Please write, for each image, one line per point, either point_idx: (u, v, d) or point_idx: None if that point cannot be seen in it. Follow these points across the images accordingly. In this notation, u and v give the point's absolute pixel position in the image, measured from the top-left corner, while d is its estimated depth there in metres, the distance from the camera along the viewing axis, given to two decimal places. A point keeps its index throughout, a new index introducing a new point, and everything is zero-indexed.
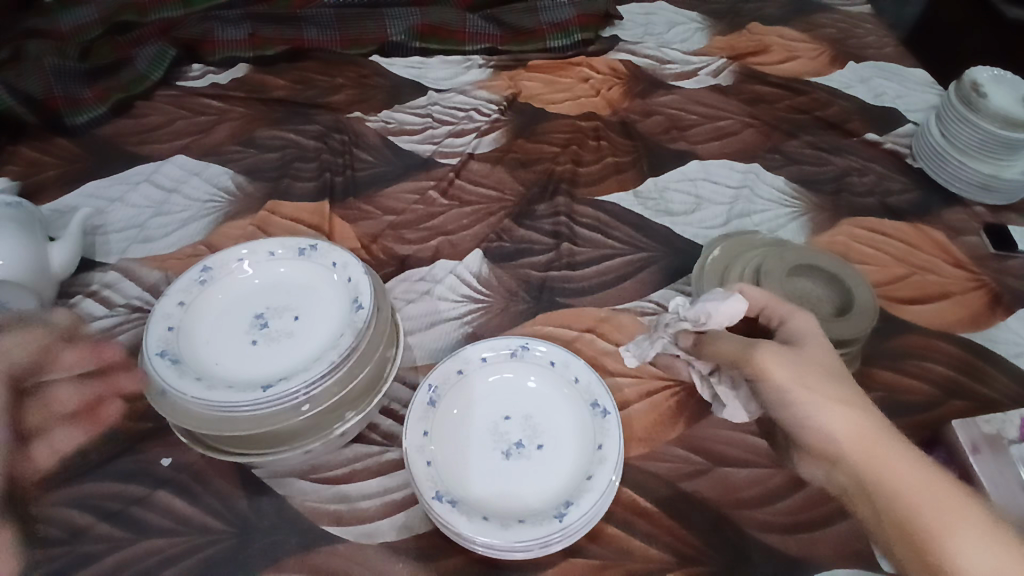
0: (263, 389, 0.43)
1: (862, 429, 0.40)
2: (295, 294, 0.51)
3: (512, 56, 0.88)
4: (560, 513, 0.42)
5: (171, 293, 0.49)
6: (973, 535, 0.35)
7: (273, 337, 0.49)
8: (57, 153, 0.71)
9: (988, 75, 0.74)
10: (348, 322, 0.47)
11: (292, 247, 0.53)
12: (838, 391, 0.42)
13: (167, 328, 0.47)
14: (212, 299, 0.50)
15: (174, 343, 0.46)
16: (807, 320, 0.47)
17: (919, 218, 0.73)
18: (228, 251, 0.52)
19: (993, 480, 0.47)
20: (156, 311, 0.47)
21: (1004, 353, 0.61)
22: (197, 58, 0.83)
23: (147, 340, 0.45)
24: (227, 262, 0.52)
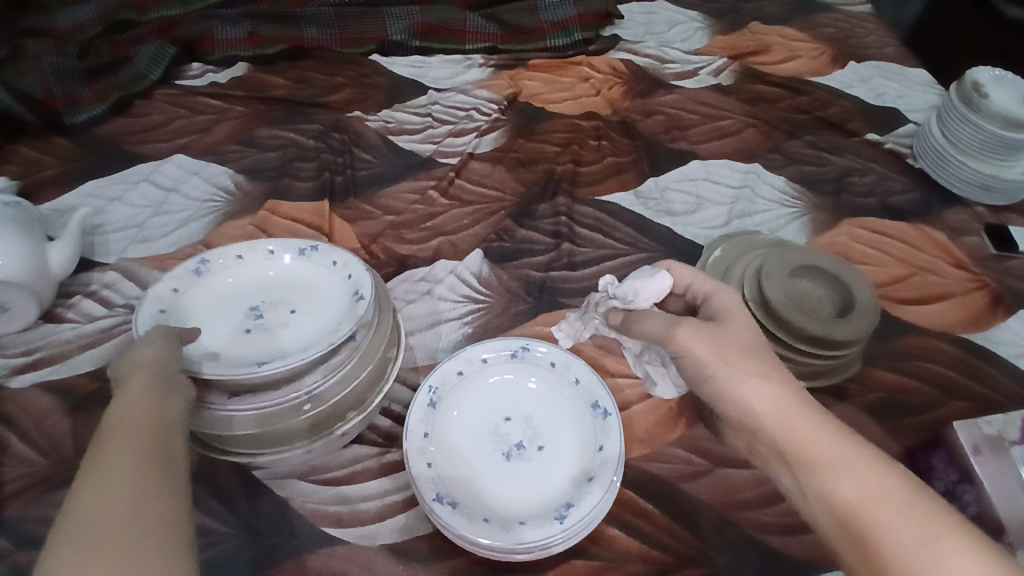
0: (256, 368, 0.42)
1: (779, 404, 0.41)
2: (292, 291, 0.51)
3: (512, 55, 0.87)
4: (561, 516, 0.42)
5: (166, 279, 0.48)
6: (890, 501, 0.35)
7: (267, 328, 0.48)
8: (57, 152, 0.70)
9: (988, 75, 0.74)
10: (346, 314, 0.46)
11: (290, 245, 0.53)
12: (760, 366, 0.43)
13: (158, 309, 0.46)
14: (207, 291, 0.50)
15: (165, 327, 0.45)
16: (730, 297, 0.48)
17: (920, 218, 0.73)
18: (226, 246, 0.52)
19: (993, 481, 0.47)
20: (149, 293, 0.47)
21: (1005, 354, 0.61)
22: (197, 58, 0.82)
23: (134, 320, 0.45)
24: (223, 255, 0.52)
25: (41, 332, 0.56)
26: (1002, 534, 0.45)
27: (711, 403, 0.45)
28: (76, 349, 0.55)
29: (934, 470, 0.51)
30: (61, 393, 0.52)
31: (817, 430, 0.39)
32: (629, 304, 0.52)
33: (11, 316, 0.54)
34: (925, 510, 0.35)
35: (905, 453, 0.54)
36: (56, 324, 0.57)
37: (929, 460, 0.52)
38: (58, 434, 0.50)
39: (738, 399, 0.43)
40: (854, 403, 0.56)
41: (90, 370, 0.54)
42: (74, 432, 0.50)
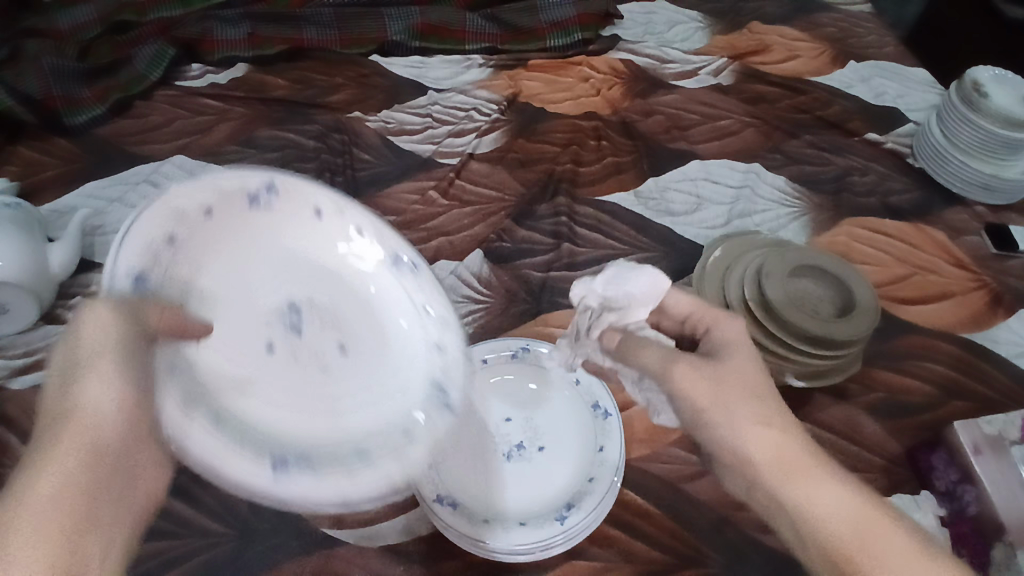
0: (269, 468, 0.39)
1: (780, 453, 0.41)
2: (351, 313, 0.48)
3: (512, 56, 0.87)
4: (562, 516, 0.43)
5: (198, 193, 0.42)
6: (865, 543, 0.37)
7: (297, 354, 0.46)
8: (57, 153, 0.70)
9: (989, 74, 0.73)
10: (405, 424, 0.43)
11: (372, 225, 0.48)
12: (757, 406, 0.42)
13: (166, 237, 0.41)
14: (255, 225, 0.46)
15: (164, 260, 0.40)
16: (732, 328, 0.46)
17: (921, 218, 0.73)
18: (306, 181, 0.46)
19: (993, 481, 0.49)
20: (173, 201, 0.41)
21: (1006, 354, 0.62)
22: (197, 58, 0.81)
23: (127, 248, 0.39)
24: (306, 199, 0.47)
25: (42, 333, 0.56)
26: (1002, 533, 0.48)
27: (704, 445, 0.45)
28: None
29: (935, 470, 0.52)
30: None
31: (818, 481, 0.39)
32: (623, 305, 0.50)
33: (10, 317, 0.54)
34: (902, 550, 0.36)
35: (905, 454, 0.54)
36: (56, 325, 0.57)
37: (930, 460, 0.53)
38: None
39: (737, 445, 0.42)
40: (854, 403, 0.57)
41: None
42: None
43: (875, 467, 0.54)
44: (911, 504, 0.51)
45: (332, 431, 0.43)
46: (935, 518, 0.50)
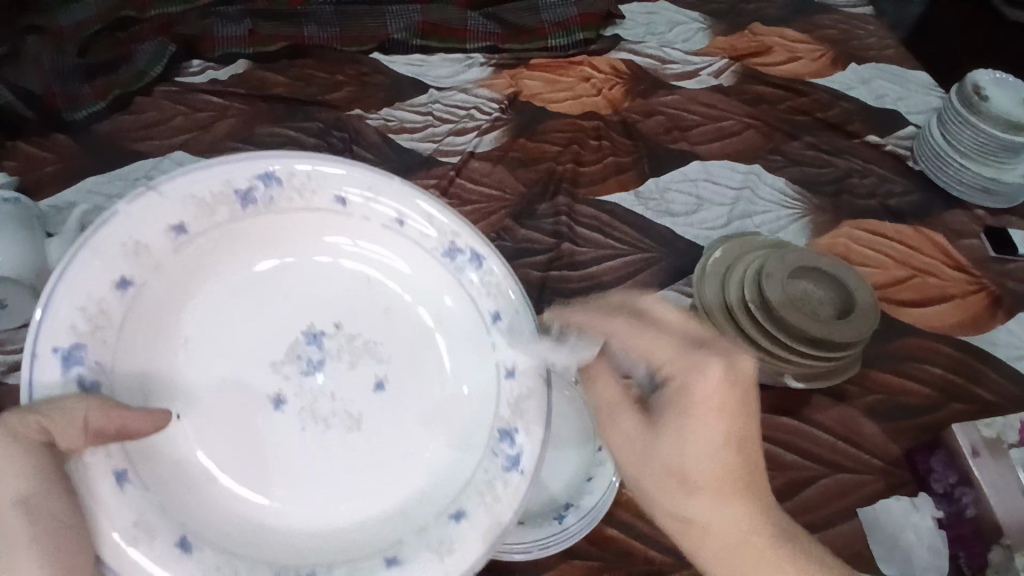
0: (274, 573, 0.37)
1: (746, 534, 0.38)
2: (386, 346, 0.47)
3: (513, 54, 0.87)
4: (561, 515, 0.45)
5: (167, 200, 0.41)
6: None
7: (318, 407, 0.44)
8: (55, 149, 0.70)
9: (988, 78, 0.73)
10: (458, 502, 0.40)
11: (411, 208, 0.45)
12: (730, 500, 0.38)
13: (122, 277, 0.40)
14: (239, 230, 0.44)
15: (114, 314, 0.39)
16: (700, 385, 0.39)
17: (921, 220, 0.73)
18: (308, 160, 0.44)
19: (993, 485, 0.49)
20: (140, 226, 0.40)
21: (1004, 357, 0.62)
22: (196, 54, 0.81)
23: (54, 311, 0.37)
24: (319, 188, 0.45)
25: None
26: (1002, 536, 0.48)
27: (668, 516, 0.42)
28: None
29: (933, 472, 0.53)
30: None
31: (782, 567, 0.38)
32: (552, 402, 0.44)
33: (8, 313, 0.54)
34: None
35: (904, 456, 0.55)
36: None
37: (928, 462, 0.53)
38: None
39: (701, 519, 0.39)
40: (853, 405, 0.57)
41: None
42: None
43: (874, 468, 0.54)
44: (910, 506, 0.52)
45: (375, 518, 0.42)
46: (933, 520, 0.51)
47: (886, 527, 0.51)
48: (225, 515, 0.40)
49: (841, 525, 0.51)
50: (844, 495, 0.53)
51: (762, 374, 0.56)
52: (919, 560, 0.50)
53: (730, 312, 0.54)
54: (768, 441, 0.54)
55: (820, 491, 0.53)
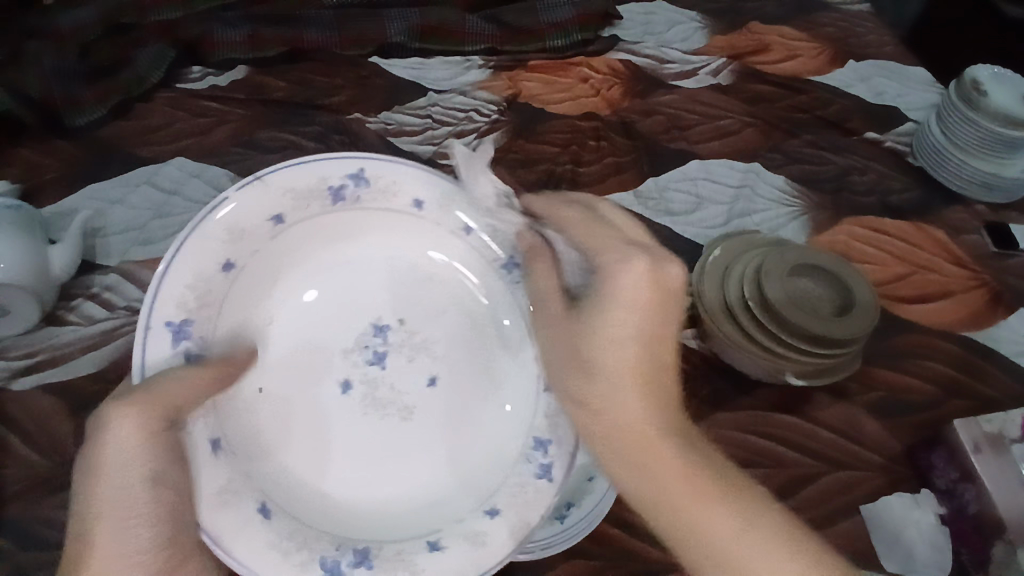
0: (335, 546, 0.44)
1: (637, 418, 0.46)
2: (440, 344, 0.54)
3: (512, 56, 0.87)
4: (562, 515, 0.48)
5: (274, 182, 0.48)
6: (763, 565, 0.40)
7: (377, 391, 0.51)
8: (57, 155, 0.70)
9: (987, 72, 0.73)
10: (489, 500, 0.47)
11: (472, 217, 0.55)
12: (647, 462, 0.44)
13: (223, 262, 0.47)
14: (327, 221, 0.52)
15: (218, 291, 0.47)
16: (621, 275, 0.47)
17: (921, 217, 0.73)
18: (389, 165, 0.52)
19: (993, 481, 0.49)
20: (248, 214, 0.47)
21: (1006, 353, 0.62)
22: (197, 59, 0.81)
23: (165, 291, 0.44)
24: (400, 190, 0.53)
25: (43, 334, 0.56)
26: (1003, 531, 0.47)
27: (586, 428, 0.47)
28: (78, 351, 0.56)
29: (935, 468, 0.53)
30: (64, 394, 0.53)
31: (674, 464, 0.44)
32: None
33: (12, 319, 0.55)
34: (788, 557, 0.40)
35: (905, 452, 0.55)
36: (57, 326, 0.57)
37: (930, 458, 0.53)
38: (61, 435, 0.52)
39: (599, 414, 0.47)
40: (854, 402, 0.57)
41: (93, 371, 0.55)
42: (76, 434, 0.52)
43: (876, 465, 0.54)
44: (912, 503, 0.52)
45: (421, 503, 0.49)
46: (934, 516, 0.51)
47: (888, 524, 0.51)
48: (293, 488, 0.47)
49: (843, 522, 0.51)
50: (845, 493, 0.53)
51: (762, 372, 0.56)
52: (920, 556, 0.50)
53: (729, 311, 0.55)
54: (770, 439, 0.55)
55: (821, 488, 0.53)
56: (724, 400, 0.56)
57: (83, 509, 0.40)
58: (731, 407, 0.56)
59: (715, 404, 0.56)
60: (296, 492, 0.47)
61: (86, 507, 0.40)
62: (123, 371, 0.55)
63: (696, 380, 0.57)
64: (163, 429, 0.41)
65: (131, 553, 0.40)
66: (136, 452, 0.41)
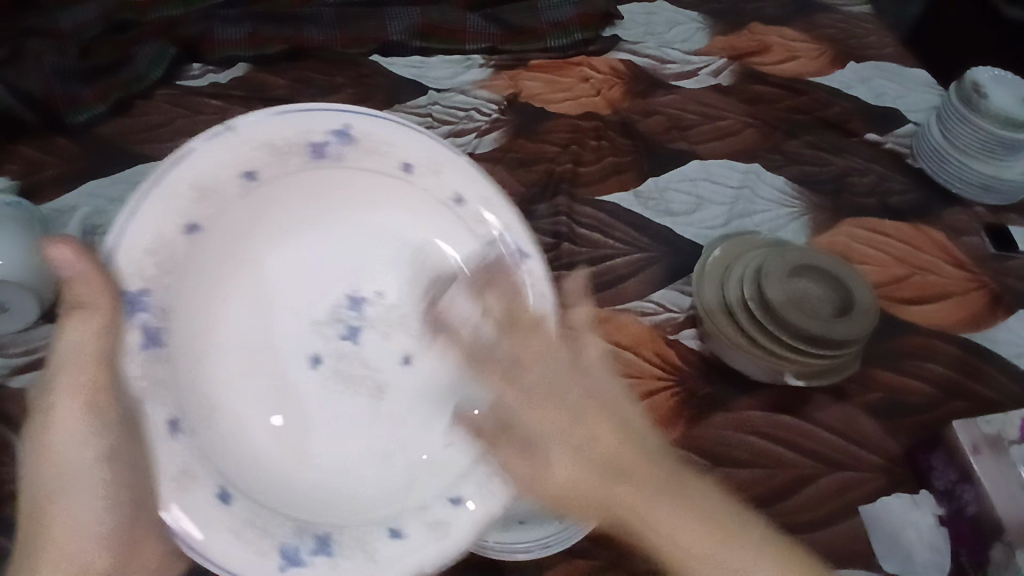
0: (300, 534, 0.39)
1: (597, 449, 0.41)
2: (402, 315, 0.49)
3: (512, 56, 0.87)
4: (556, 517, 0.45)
5: (239, 130, 0.40)
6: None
7: (352, 369, 0.47)
8: (57, 152, 0.70)
9: (988, 74, 0.73)
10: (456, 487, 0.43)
11: (475, 195, 0.46)
12: (661, 495, 0.39)
13: (184, 223, 0.39)
14: (306, 180, 0.43)
15: (179, 254, 0.39)
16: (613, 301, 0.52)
17: (920, 218, 0.73)
18: (391, 127, 0.44)
19: (993, 481, 0.48)
20: (212, 159, 0.40)
21: (1004, 354, 0.62)
22: (197, 58, 0.81)
23: (127, 249, 0.38)
24: (386, 151, 0.44)
25: (42, 331, 0.56)
26: (1002, 533, 0.47)
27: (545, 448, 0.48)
28: None
29: (934, 470, 0.53)
30: None
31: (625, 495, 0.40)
32: (674, 312, 0.62)
33: (9, 318, 0.54)
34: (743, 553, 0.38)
35: (904, 453, 0.55)
36: (56, 324, 0.57)
37: (929, 460, 0.53)
38: None
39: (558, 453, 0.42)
40: (853, 403, 0.57)
41: None
42: None
43: (875, 467, 0.54)
44: (911, 503, 0.53)
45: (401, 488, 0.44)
46: (934, 517, 0.52)
47: (886, 525, 0.51)
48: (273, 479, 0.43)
49: (842, 522, 0.51)
50: (845, 494, 0.53)
51: (762, 373, 0.56)
52: (919, 557, 0.50)
53: (729, 311, 0.55)
54: (769, 439, 0.55)
55: (820, 489, 0.53)
56: (723, 400, 0.57)
57: (37, 484, 0.39)
58: (730, 407, 0.56)
59: (715, 404, 0.56)
60: (276, 487, 0.42)
61: (34, 495, 0.39)
62: None
63: (695, 380, 0.57)
64: (101, 386, 0.39)
65: (86, 524, 0.39)
66: (83, 430, 0.39)
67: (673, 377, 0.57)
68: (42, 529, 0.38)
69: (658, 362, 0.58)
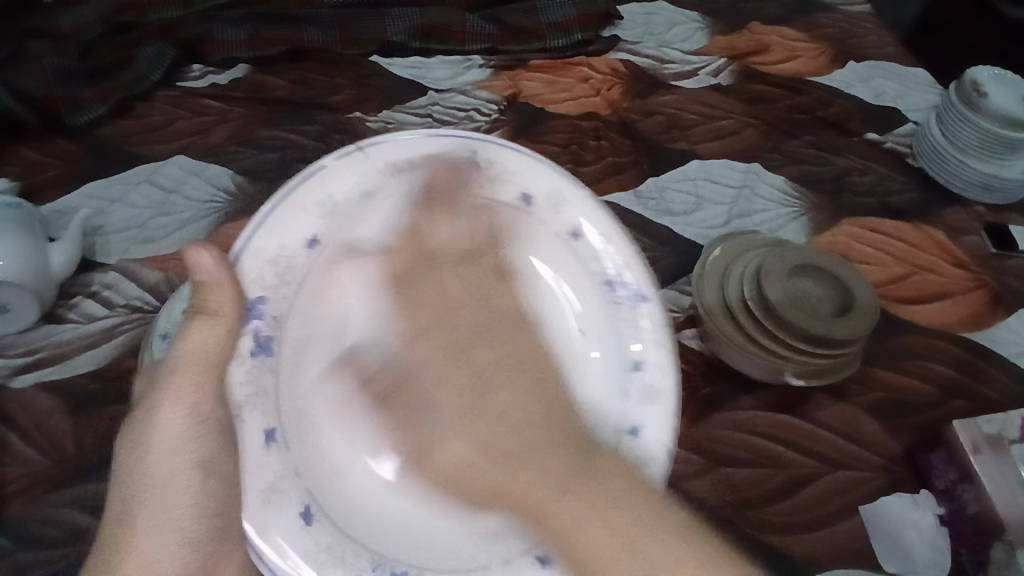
0: (373, 564, 0.41)
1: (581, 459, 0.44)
2: (512, 352, 0.51)
3: (512, 56, 0.87)
4: None
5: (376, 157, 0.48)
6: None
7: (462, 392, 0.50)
8: (57, 154, 0.70)
9: (988, 74, 0.73)
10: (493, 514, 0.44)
11: (598, 229, 0.50)
12: (618, 504, 0.42)
13: (311, 235, 0.45)
14: (429, 202, 0.49)
15: (300, 267, 0.45)
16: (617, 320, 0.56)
17: (920, 218, 0.73)
18: (513, 155, 0.50)
19: (993, 481, 0.49)
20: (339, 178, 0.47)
21: (1005, 354, 0.62)
22: (197, 58, 0.81)
23: (253, 258, 0.44)
24: (509, 182, 0.50)
25: (42, 332, 0.57)
26: (1002, 533, 0.48)
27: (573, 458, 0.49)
28: (77, 349, 0.56)
29: (934, 469, 0.53)
30: (63, 393, 0.53)
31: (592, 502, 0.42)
32: (674, 311, 0.62)
33: (12, 316, 0.55)
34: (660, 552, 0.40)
35: (905, 453, 0.55)
36: (56, 324, 0.57)
37: (930, 459, 0.53)
38: (59, 433, 0.51)
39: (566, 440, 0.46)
40: (854, 403, 0.57)
41: (91, 370, 0.55)
42: (74, 431, 0.51)
43: (875, 466, 0.54)
44: (911, 503, 0.52)
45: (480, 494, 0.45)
46: (934, 517, 0.51)
47: (887, 524, 0.51)
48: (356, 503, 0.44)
49: (842, 522, 0.51)
50: (845, 493, 0.53)
51: (762, 373, 0.56)
52: (919, 557, 0.50)
53: (729, 311, 0.55)
54: (769, 439, 0.55)
55: (820, 489, 0.53)
56: (724, 400, 0.56)
57: (124, 496, 0.44)
58: (731, 407, 0.56)
59: (715, 404, 0.56)
60: (357, 512, 0.43)
61: (123, 504, 0.43)
62: (121, 369, 0.55)
63: (695, 380, 0.57)
64: (202, 403, 0.43)
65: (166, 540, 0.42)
66: (181, 437, 0.44)
67: None
68: (128, 541, 0.42)
69: None
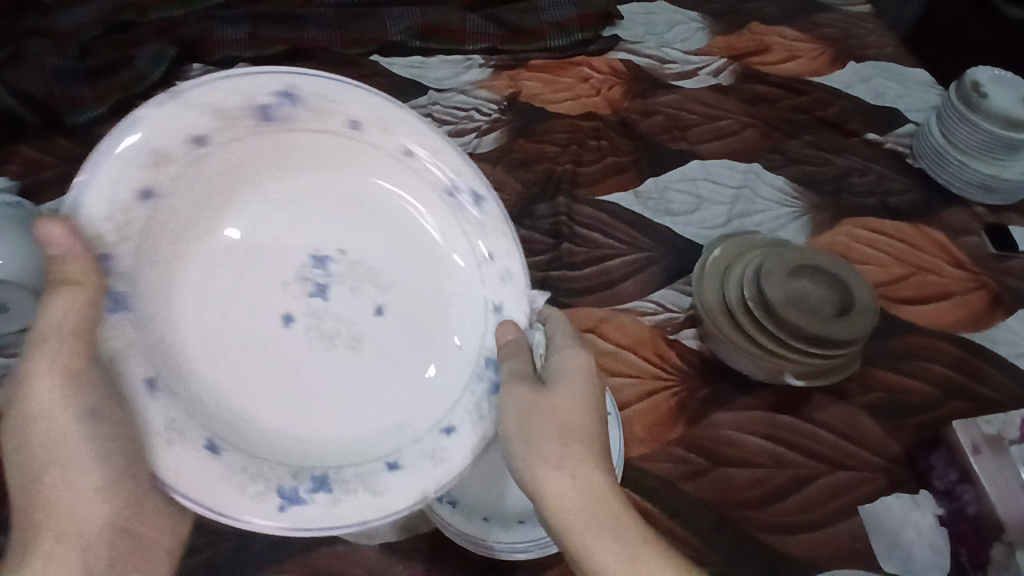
0: (292, 476, 0.39)
1: (557, 441, 0.40)
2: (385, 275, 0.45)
3: (512, 56, 0.87)
4: None
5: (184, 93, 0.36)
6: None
7: (321, 322, 0.43)
8: (57, 153, 0.70)
9: (988, 74, 0.73)
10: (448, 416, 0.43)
11: (427, 144, 0.43)
12: (581, 499, 0.38)
13: (142, 192, 0.36)
14: (262, 144, 0.40)
15: (142, 224, 0.37)
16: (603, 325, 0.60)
17: (921, 218, 0.73)
18: (334, 82, 0.39)
19: (991, 480, 0.49)
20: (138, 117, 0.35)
21: (1005, 354, 0.62)
22: (197, 58, 0.81)
23: (89, 206, 0.35)
24: (336, 110, 0.40)
25: None
26: (1002, 533, 0.48)
27: None
28: None
29: (934, 470, 0.53)
30: None
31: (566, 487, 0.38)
32: (675, 312, 0.62)
33: (10, 316, 0.55)
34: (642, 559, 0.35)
35: (905, 454, 0.55)
36: None
37: (929, 460, 0.53)
38: None
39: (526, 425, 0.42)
40: (854, 403, 0.57)
41: None
42: None
43: (875, 466, 0.54)
44: (911, 504, 0.52)
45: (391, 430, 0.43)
46: (934, 517, 0.51)
47: (887, 525, 0.51)
48: (246, 425, 0.40)
49: (843, 523, 0.51)
50: (845, 493, 0.53)
51: (763, 373, 0.56)
52: (919, 557, 0.50)
53: (730, 311, 0.55)
54: (770, 439, 0.55)
55: (820, 489, 0.53)
56: (724, 400, 0.57)
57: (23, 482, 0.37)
58: (731, 407, 0.56)
59: (715, 404, 0.56)
60: (231, 427, 0.39)
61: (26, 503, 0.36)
62: None
63: (695, 380, 0.57)
64: (87, 381, 0.36)
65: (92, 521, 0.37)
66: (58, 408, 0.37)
67: (673, 377, 0.57)
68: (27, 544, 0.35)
69: (657, 362, 0.58)
